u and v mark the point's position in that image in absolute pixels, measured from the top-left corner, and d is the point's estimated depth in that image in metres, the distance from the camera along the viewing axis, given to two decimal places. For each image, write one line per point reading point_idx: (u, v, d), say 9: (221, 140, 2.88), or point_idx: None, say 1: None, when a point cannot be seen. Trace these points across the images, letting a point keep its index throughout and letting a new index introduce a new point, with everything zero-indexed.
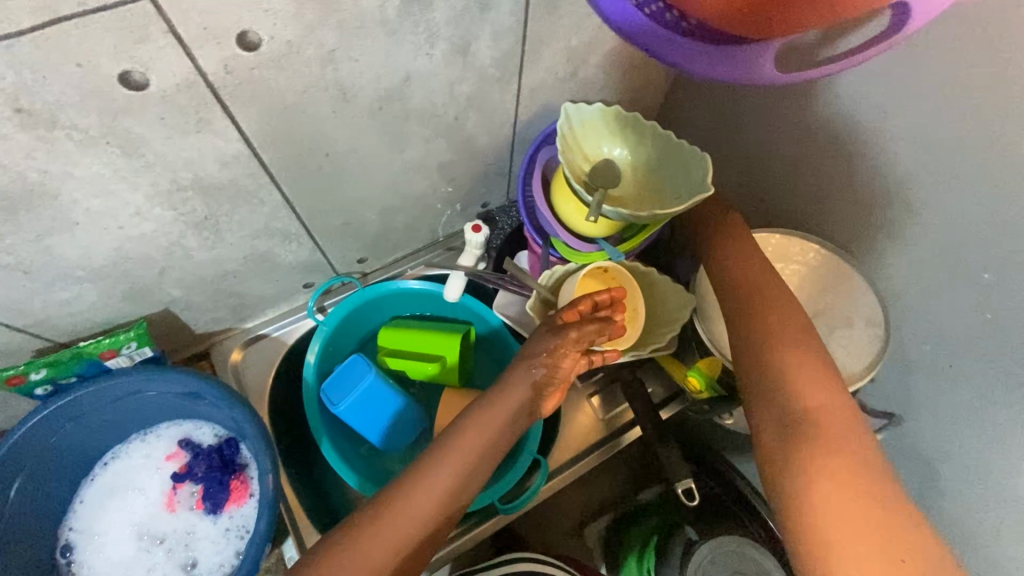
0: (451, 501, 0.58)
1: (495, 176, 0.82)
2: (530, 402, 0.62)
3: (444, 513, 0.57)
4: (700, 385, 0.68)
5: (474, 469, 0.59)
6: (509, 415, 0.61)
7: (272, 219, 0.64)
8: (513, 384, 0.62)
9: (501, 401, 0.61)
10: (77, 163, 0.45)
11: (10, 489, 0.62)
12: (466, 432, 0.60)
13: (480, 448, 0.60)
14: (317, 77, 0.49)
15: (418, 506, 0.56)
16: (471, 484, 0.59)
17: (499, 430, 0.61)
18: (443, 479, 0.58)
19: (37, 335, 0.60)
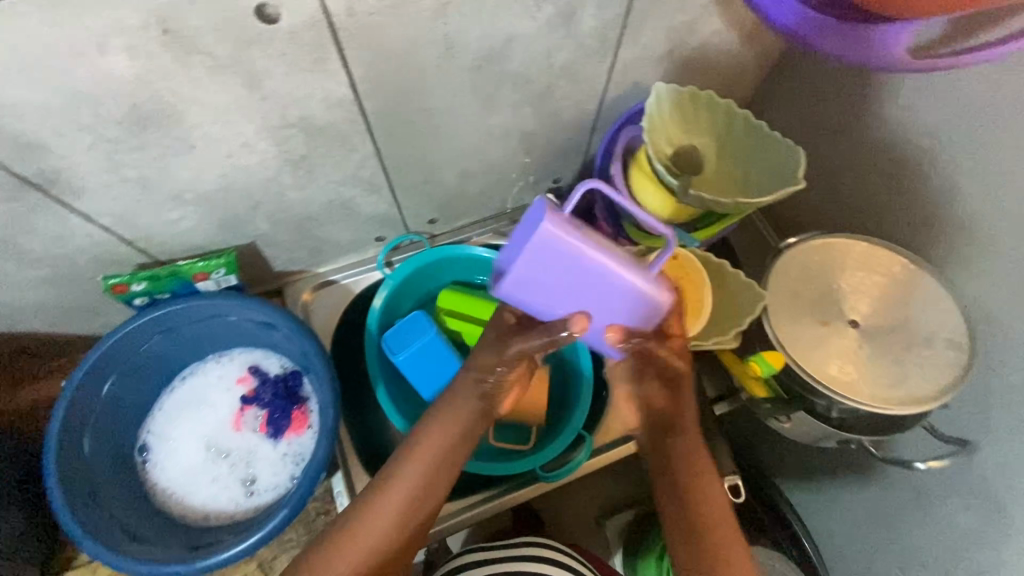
0: (410, 516, 0.56)
1: (572, 153, 0.83)
2: (483, 414, 0.61)
3: (406, 525, 0.56)
4: (759, 371, 0.67)
5: (431, 483, 0.58)
6: (460, 424, 0.60)
7: (360, 169, 0.67)
8: (456, 399, 0.60)
9: (446, 419, 0.60)
10: (205, 89, 0.48)
11: (104, 386, 0.68)
12: (418, 445, 0.59)
13: (433, 462, 0.58)
14: (429, 29, 0.51)
15: (373, 523, 0.55)
16: (431, 498, 0.58)
17: (453, 443, 0.59)
18: (397, 496, 0.56)
19: (143, 250, 0.65)
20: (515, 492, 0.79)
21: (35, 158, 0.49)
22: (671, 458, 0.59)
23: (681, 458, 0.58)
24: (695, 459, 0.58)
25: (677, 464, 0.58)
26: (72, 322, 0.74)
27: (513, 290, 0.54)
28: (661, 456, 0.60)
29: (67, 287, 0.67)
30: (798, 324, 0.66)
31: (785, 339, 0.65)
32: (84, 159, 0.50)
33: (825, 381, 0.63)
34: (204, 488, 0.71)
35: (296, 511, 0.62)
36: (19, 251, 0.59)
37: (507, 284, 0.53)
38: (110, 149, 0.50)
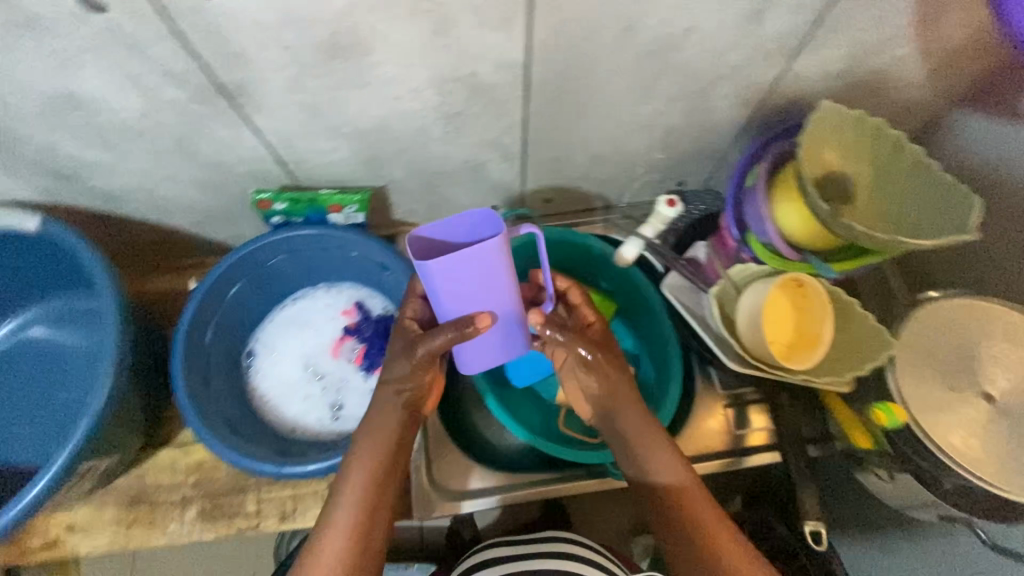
0: (362, 555, 0.52)
1: (705, 158, 0.80)
2: (410, 423, 0.57)
3: (362, 563, 0.52)
4: (881, 422, 0.62)
5: (371, 525, 0.53)
6: (387, 451, 0.55)
7: (503, 134, 0.68)
8: (381, 427, 0.55)
9: (366, 452, 0.55)
10: (398, 30, 0.50)
11: (232, 288, 0.74)
12: (348, 483, 0.54)
13: (368, 499, 0.54)
14: (619, 6, 0.51)
15: (324, 572, 0.51)
16: (375, 532, 0.53)
17: (385, 467, 0.55)
18: (339, 537, 0.52)
19: (290, 173, 0.70)
20: (579, 482, 0.78)
21: (234, 71, 0.52)
22: (652, 473, 0.58)
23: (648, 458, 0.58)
24: (659, 458, 0.58)
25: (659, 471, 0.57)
26: (211, 227, 0.80)
27: (441, 266, 0.45)
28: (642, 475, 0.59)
29: (218, 195, 0.72)
30: (926, 383, 0.62)
31: (909, 396, 0.61)
32: (273, 78, 0.54)
33: (950, 452, 0.58)
34: (295, 403, 0.76)
35: None
36: (191, 154, 0.63)
37: (433, 266, 0.44)
38: (298, 73, 0.53)
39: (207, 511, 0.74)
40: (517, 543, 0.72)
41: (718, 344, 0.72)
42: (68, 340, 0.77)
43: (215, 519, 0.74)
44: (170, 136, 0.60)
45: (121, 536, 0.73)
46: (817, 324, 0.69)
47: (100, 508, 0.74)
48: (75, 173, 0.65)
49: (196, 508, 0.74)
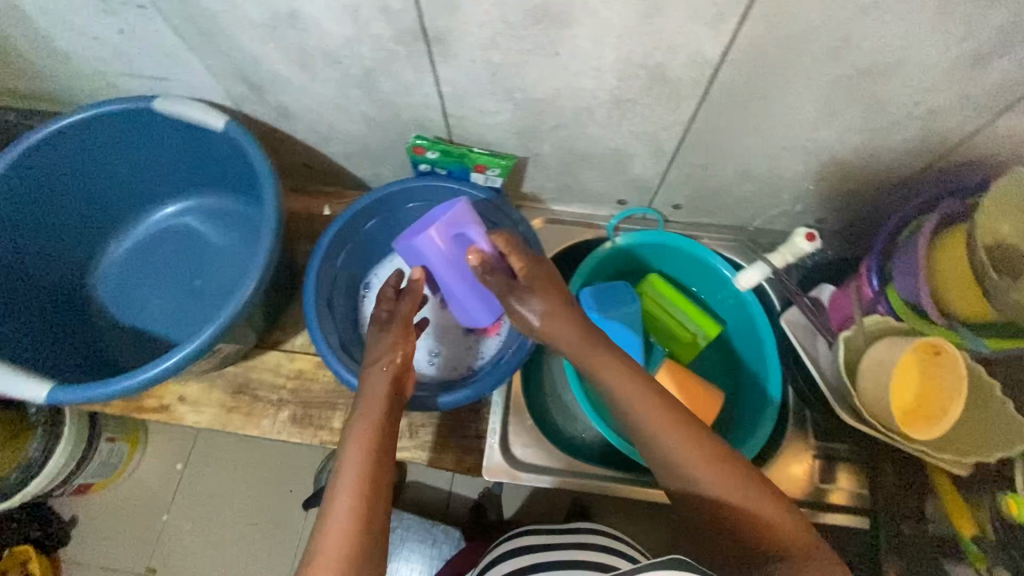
0: (372, 512, 0.51)
1: (856, 200, 0.76)
2: (396, 398, 0.59)
3: (373, 523, 0.51)
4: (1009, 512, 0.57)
5: (375, 484, 0.53)
6: (382, 419, 0.57)
7: (662, 130, 0.68)
8: (373, 401, 0.58)
9: (362, 422, 0.56)
10: (610, 8, 0.51)
11: (370, 221, 0.79)
12: (351, 450, 0.54)
13: (370, 459, 0.54)
14: (838, 22, 0.50)
15: (339, 530, 0.49)
16: (382, 491, 0.53)
17: (381, 432, 0.56)
18: (350, 496, 0.51)
19: (448, 126, 0.73)
20: (641, 488, 0.77)
21: (443, 17, 0.55)
22: (701, 484, 0.55)
23: (678, 457, 0.56)
24: (705, 471, 0.55)
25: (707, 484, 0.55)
26: (356, 162, 0.85)
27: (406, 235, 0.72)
28: (691, 487, 0.56)
29: (376, 132, 0.76)
30: None
31: None
32: (474, 32, 0.56)
33: None
34: None
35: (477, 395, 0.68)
36: (370, 89, 0.68)
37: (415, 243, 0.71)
38: (499, 32, 0.55)
39: (298, 418, 0.79)
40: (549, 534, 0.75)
41: (830, 392, 0.71)
42: (216, 237, 0.86)
43: (303, 427, 0.79)
44: (360, 68, 0.64)
45: (221, 419, 0.80)
46: (944, 397, 0.65)
47: (209, 388, 0.80)
48: (265, 85, 0.70)
49: (289, 412, 0.80)
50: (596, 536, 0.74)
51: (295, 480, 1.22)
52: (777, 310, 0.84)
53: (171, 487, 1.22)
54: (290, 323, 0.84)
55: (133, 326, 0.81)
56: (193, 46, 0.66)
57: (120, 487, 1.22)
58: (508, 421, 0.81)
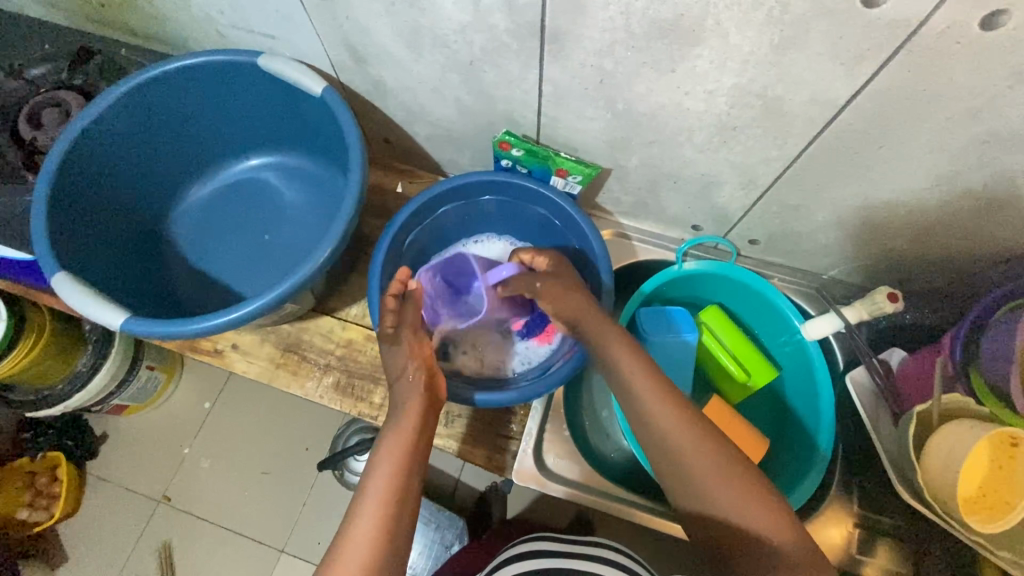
0: (393, 526, 0.54)
1: (950, 266, 0.72)
2: (426, 410, 0.61)
3: (398, 533, 0.54)
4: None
5: (398, 497, 0.55)
6: (413, 436, 0.59)
7: (760, 163, 0.66)
8: (405, 417, 0.60)
9: (393, 437, 0.59)
10: (743, 32, 0.50)
11: (443, 207, 0.79)
12: (382, 462, 0.57)
13: (396, 474, 0.57)
14: (984, 82, 0.48)
15: (362, 539, 0.52)
16: (406, 505, 0.55)
17: (410, 449, 0.58)
18: (376, 507, 0.54)
19: (540, 125, 0.72)
20: (667, 522, 0.75)
21: (566, 18, 0.54)
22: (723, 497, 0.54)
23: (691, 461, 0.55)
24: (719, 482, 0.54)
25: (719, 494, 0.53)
26: (437, 144, 0.85)
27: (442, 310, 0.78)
28: (703, 500, 0.54)
29: (465, 120, 0.76)
30: None
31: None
32: (594, 36, 0.55)
33: None
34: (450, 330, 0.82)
35: (519, 400, 0.67)
36: (471, 77, 0.67)
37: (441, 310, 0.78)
38: (620, 40, 0.54)
39: (341, 385, 0.80)
40: (561, 542, 0.73)
41: (891, 466, 0.68)
42: (291, 197, 0.88)
43: (344, 396, 0.79)
44: (467, 55, 0.64)
45: (268, 373, 0.81)
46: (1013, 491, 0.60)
47: (262, 341, 0.82)
48: (368, 57, 0.71)
49: (333, 378, 0.80)
50: (607, 549, 0.72)
51: (314, 439, 1.25)
52: (841, 368, 0.82)
53: (198, 424, 1.26)
54: (348, 292, 0.85)
55: (202, 270, 0.84)
56: (310, 9, 0.67)
57: (152, 414, 1.27)
58: (545, 429, 0.80)
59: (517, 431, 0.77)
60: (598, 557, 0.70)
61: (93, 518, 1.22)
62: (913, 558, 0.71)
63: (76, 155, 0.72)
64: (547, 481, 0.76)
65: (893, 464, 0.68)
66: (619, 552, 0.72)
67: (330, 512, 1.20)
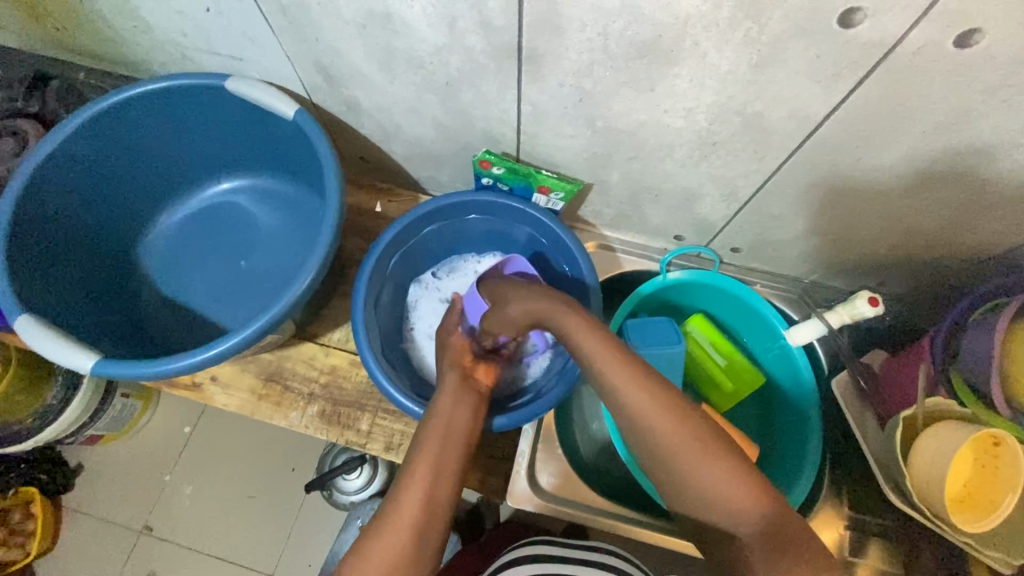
0: (437, 490, 0.52)
1: (926, 268, 0.74)
2: (463, 383, 0.61)
3: (441, 498, 0.51)
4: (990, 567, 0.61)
5: (441, 464, 0.53)
6: (454, 408, 0.58)
7: (741, 176, 0.66)
8: (445, 392, 0.60)
9: (434, 410, 0.58)
10: (722, 52, 0.49)
11: (425, 228, 0.78)
12: (426, 433, 0.55)
13: (442, 440, 0.55)
14: (958, 97, 0.48)
15: (409, 503, 0.50)
16: (451, 468, 0.53)
17: (452, 420, 0.57)
18: (423, 471, 0.52)
19: (520, 143, 0.71)
20: (661, 535, 0.74)
21: (543, 39, 0.53)
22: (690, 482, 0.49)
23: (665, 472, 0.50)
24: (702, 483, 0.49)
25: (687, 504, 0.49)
26: (414, 162, 0.83)
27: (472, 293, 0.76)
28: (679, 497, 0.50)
29: (443, 138, 0.75)
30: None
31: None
32: (572, 57, 0.54)
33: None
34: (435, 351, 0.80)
35: (513, 424, 0.66)
36: (448, 97, 0.66)
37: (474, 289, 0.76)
38: (598, 61, 0.54)
39: (327, 414, 0.77)
40: (559, 548, 0.72)
41: (879, 469, 0.68)
42: (267, 220, 0.85)
43: (331, 425, 0.77)
44: (443, 76, 0.63)
45: (250, 405, 0.78)
46: (996, 488, 0.62)
47: (243, 372, 0.79)
48: (342, 79, 0.69)
49: (318, 407, 0.78)
50: (625, 563, 0.70)
51: (301, 460, 1.22)
52: (826, 373, 0.84)
53: (177, 452, 1.22)
54: (329, 316, 0.83)
55: (176, 302, 0.81)
56: (278, 32, 0.64)
57: (128, 443, 1.23)
58: (537, 447, 0.79)
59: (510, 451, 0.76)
60: (597, 562, 0.69)
61: (71, 554, 1.17)
62: (905, 558, 0.71)
63: (57, 161, 0.70)
64: (541, 500, 0.75)
65: (882, 468, 0.68)
66: (622, 560, 0.70)
67: (321, 532, 1.18)
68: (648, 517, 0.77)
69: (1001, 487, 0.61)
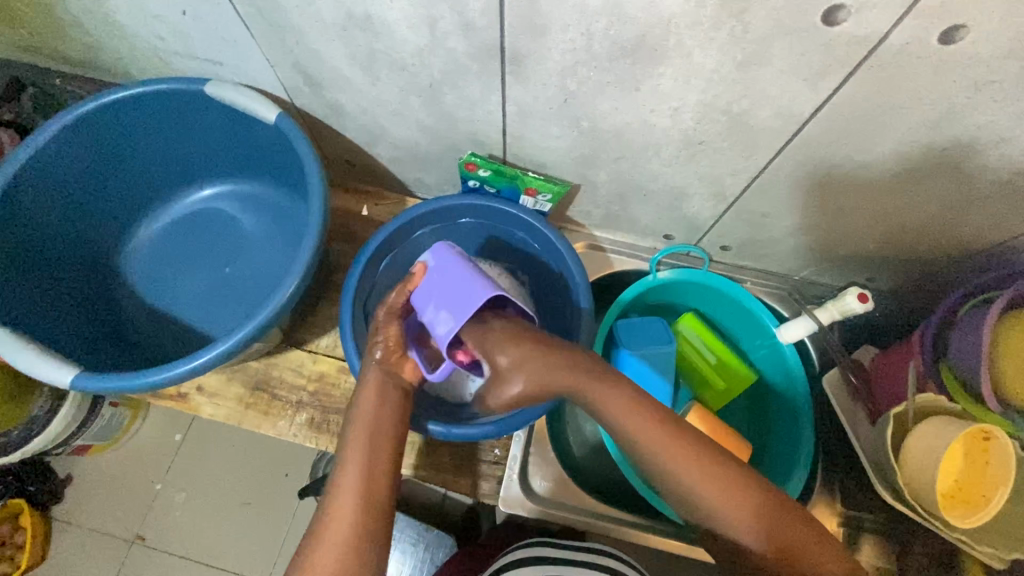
0: (371, 492, 0.52)
1: (914, 264, 0.74)
2: (386, 376, 0.58)
3: (376, 505, 0.51)
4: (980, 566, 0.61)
5: (371, 467, 0.53)
6: (376, 407, 0.56)
7: (729, 175, 0.65)
8: (367, 391, 0.57)
9: (359, 405, 0.56)
10: (706, 51, 0.49)
11: (414, 233, 0.77)
12: (350, 437, 0.54)
13: (367, 441, 0.54)
14: (943, 93, 0.48)
15: (342, 516, 0.50)
16: (382, 468, 0.53)
17: (376, 420, 0.55)
18: (352, 477, 0.52)
19: (505, 144, 0.70)
20: (661, 536, 0.75)
21: (526, 39, 0.52)
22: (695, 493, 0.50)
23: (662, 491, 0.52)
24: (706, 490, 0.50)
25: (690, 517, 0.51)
26: (400, 164, 0.82)
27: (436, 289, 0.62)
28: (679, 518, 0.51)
29: (428, 140, 0.74)
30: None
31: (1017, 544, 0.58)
32: (556, 58, 0.54)
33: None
34: None
35: (501, 432, 0.66)
36: (431, 99, 0.65)
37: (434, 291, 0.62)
38: (582, 61, 0.53)
39: (316, 422, 0.76)
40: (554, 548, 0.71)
41: (871, 465, 0.67)
42: (250, 227, 0.84)
43: (320, 433, 0.76)
44: (426, 78, 0.62)
45: (237, 414, 0.77)
46: (987, 484, 0.61)
47: (229, 381, 0.78)
48: (322, 82, 0.68)
49: (307, 415, 0.77)
50: (622, 564, 0.69)
51: (293, 465, 1.21)
52: (817, 370, 0.84)
53: (167, 461, 1.21)
54: (317, 322, 0.82)
55: (159, 311, 0.80)
56: (256, 34, 0.63)
57: (116, 453, 1.21)
58: (530, 452, 0.78)
59: (500, 456, 0.76)
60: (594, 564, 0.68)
61: (61, 567, 1.15)
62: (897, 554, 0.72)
63: (27, 174, 0.68)
64: (534, 505, 0.74)
65: (874, 466, 0.67)
66: (619, 561, 0.70)
67: None
68: (647, 520, 0.77)
69: (988, 481, 0.61)
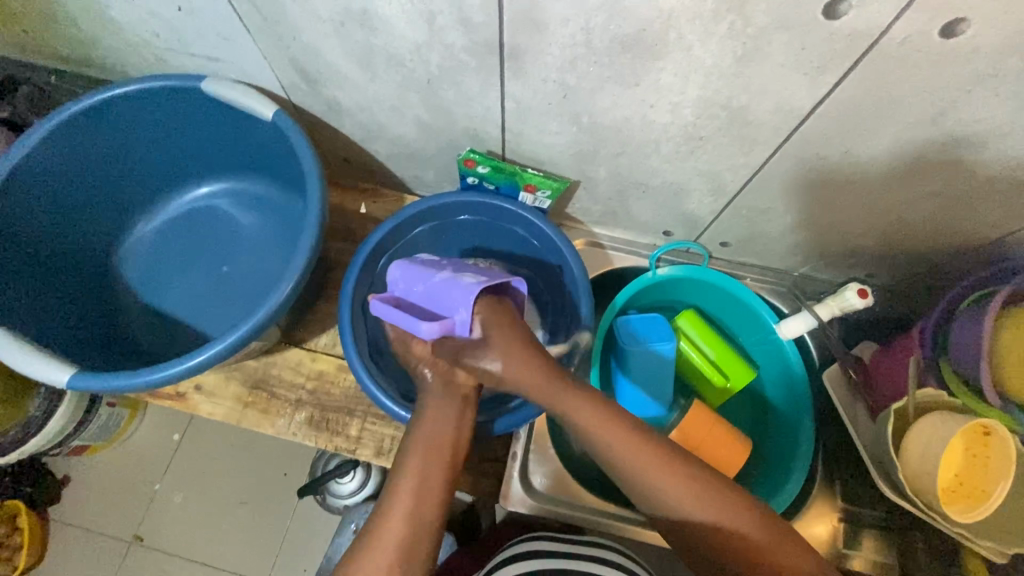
0: (422, 510, 0.52)
1: (913, 259, 0.74)
2: (447, 396, 0.58)
3: (425, 524, 0.51)
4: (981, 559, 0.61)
5: (425, 485, 0.53)
6: (436, 427, 0.57)
7: (728, 170, 0.65)
8: (427, 408, 0.58)
9: (419, 423, 0.57)
10: (706, 45, 0.49)
11: (413, 230, 0.76)
12: (407, 453, 0.55)
13: (425, 460, 0.54)
14: (944, 87, 0.48)
15: (392, 532, 0.50)
16: (438, 488, 0.53)
17: (432, 440, 0.56)
18: (406, 493, 0.52)
19: (504, 141, 0.70)
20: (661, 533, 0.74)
21: (525, 34, 0.52)
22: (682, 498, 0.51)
23: (663, 488, 0.52)
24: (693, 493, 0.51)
25: (691, 513, 0.51)
26: (398, 161, 0.81)
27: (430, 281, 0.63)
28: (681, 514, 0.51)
29: (427, 137, 0.73)
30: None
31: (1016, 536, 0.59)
32: (555, 53, 0.53)
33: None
34: None
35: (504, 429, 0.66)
36: (430, 96, 0.65)
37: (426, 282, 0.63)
38: (581, 56, 0.53)
39: (315, 420, 0.76)
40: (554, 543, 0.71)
41: (871, 460, 0.68)
42: (249, 226, 0.83)
43: (319, 431, 0.76)
44: (424, 74, 0.61)
45: (236, 413, 0.77)
46: (987, 478, 0.61)
47: (228, 380, 0.78)
48: (320, 79, 0.68)
49: (306, 414, 0.76)
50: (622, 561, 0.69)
51: (292, 464, 1.20)
52: (816, 366, 0.84)
53: (166, 460, 1.20)
54: (316, 320, 0.81)
55: (157, 310, 0.79)
56: (253, 30, 0.63)
57: (114, 453, 1.20)
58: (530, 449, 0.78)
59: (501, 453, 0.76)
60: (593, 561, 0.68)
61: (60, 567, 1.15)
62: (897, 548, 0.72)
63: (23, 172, 0.68)
64: (535, 502, 0.74)
65: (874, 461, 0.67)
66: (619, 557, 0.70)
67: (315, 537, 1.16)
68: (649, 517, 0.77)
69: (988, 475, 0.61)
